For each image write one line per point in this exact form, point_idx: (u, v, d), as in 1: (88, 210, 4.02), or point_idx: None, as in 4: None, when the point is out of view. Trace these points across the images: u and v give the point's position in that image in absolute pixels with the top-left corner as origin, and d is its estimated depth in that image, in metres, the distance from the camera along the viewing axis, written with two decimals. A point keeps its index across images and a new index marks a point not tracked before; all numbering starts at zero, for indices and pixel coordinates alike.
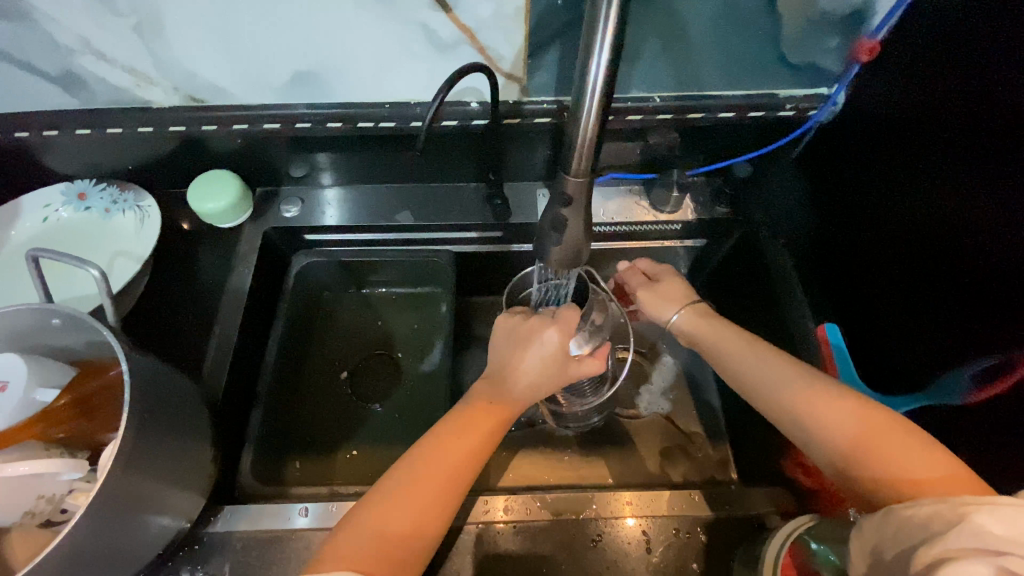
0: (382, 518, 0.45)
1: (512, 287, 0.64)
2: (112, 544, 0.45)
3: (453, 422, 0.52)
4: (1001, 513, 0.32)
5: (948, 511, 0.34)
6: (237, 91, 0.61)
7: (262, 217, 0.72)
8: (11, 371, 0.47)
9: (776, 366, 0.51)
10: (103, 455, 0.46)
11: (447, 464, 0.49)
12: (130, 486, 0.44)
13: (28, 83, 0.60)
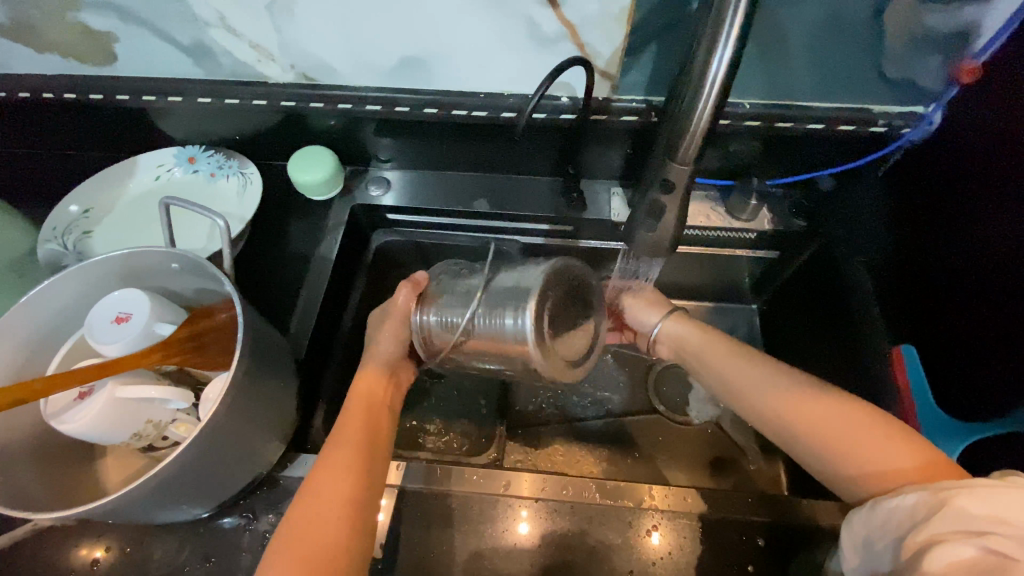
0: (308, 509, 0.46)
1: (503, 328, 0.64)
2: (208, 469, 0.49)
3: (342, 424, 0.52)
4: (982, 495, 0.36)
5: (932, 497, 0.38)
6: (347, 72, 0.66)
7: (351, 194, 0.77)
8: (135, 305, 0.51)
9: (755, 373, 0.53)
10: (211, 391, 0.51)
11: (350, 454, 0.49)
12: (231, 420, 0.48)
13: (163, 51, 0.66)
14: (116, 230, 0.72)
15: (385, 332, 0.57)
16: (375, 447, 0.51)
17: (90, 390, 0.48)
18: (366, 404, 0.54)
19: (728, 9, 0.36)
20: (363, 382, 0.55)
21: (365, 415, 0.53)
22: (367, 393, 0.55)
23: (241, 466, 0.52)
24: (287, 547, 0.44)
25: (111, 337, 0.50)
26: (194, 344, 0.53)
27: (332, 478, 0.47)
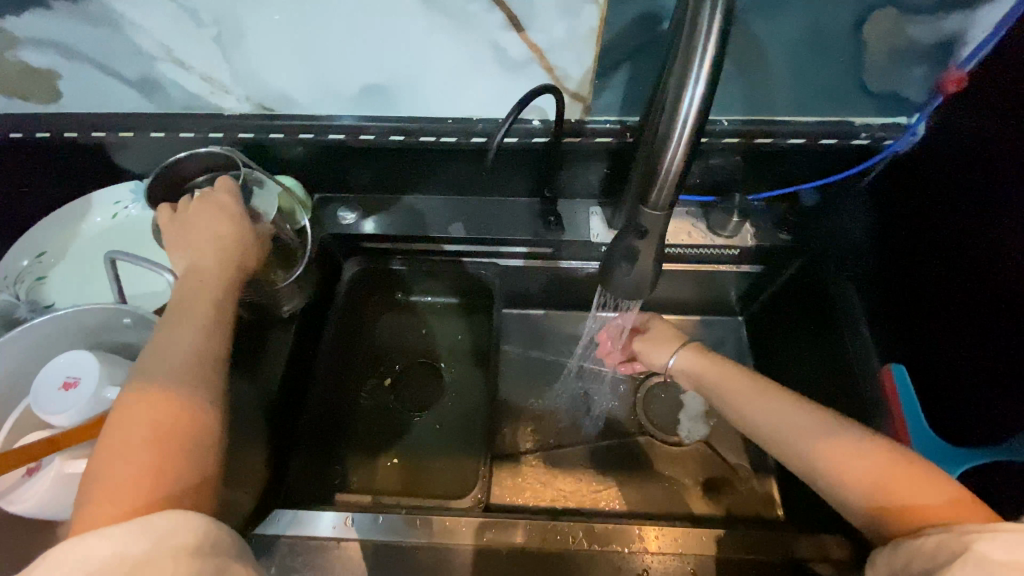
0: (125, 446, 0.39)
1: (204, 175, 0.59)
2: None
3: (171, 320, 0.47)
4: (1003, 539, 0.34)
5: (954, 541, 0.36)
6: (307, 102, 0.62)
7: (320, 223, 0.74)
8: (82, 369, 0.48)
9: (769, 406, 0.52)
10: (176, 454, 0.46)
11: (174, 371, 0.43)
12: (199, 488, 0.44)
13: (110, 86, 0.62)
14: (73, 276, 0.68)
15: (206, 230, 0.53)
16: (210, 338, 0.47)
17: (39, 466, 0.46)
18: (202, 297, 0.49)
19: (695, 52, 0.35)
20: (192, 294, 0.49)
21: (198, 308, 0.48)
22: (198, 284, 0.50)
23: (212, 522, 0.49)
24: (116, 443, 0.39)
25: (65, 406, 0.46)
26: None
27: (157, 375, 0.43)
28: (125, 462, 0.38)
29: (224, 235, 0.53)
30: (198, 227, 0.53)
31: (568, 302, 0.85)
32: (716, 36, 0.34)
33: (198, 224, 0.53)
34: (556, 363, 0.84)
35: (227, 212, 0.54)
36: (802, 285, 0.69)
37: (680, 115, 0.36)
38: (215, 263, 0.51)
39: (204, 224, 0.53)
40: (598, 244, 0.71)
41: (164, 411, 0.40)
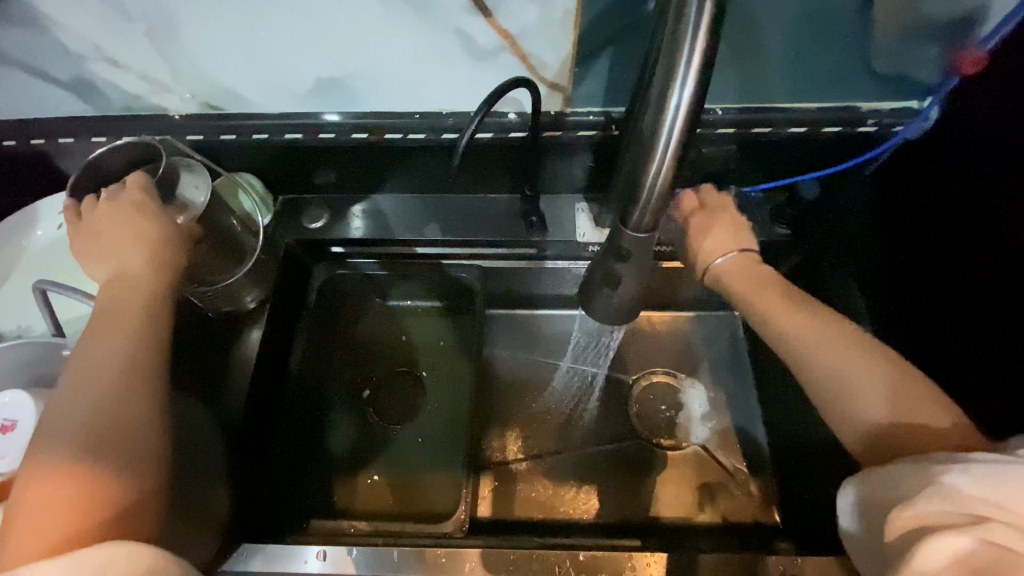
0: (47, 468, 0.36)
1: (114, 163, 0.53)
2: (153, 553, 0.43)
3: (93, 331, 0.42)
4: (978, 470, 0.31)
5: (919, 472, 0.34)
6: (259, 100, 0.57)
7: (286, 228, 0.68)
8: (12, 413, 0.44)
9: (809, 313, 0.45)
10: None
11: (100, 379, 0.40)
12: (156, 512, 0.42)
13: (42, 90, 0.56)
14: (19, 295, 0.63)
15: (124, 232, 0.47)
16: (136, 345, 0.42)
17: None
18: (127, 298, 0.44)
19: (681, 52, 0.30)
20: (117, 289, 0.45)
21: (122, 311, 0.43)
22: (118, 287, 0.45)
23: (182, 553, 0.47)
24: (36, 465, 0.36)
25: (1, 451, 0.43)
26: None
27: (81, 386, 0.39)
28: (50, 487, 0.35)
29: (144, 235, 0.47)
30: (112, 231, 0.47)
31: (556, 300, 0.81)
32: (705, 34, 0.30)
33: (108, 230, 0.47)
34: (545, 366, 0.80)
35: (142, 212, 0.48)
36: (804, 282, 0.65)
37: (664, 127, 0.32)
38: (143, 267, 0.46)
39: (111, 226, 0.47)
40: (585, 244, 0.66)
41: (95, 424, 0.38)
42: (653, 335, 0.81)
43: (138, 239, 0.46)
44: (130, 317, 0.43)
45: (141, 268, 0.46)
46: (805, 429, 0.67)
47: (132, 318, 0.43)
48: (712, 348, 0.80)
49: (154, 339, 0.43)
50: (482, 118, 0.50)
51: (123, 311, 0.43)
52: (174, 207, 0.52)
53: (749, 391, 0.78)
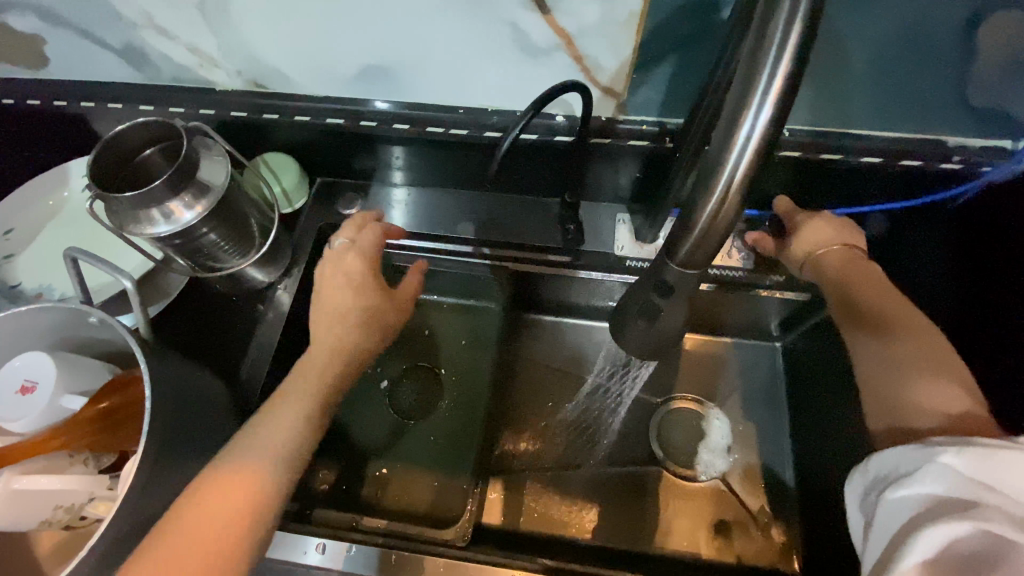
0: (214, 497, 0.40)
1: (118, 138, 0.49)
2: None
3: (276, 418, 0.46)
4: (970, 453, 0.33)
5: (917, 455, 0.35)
6: (304, 82, 0.55)
7: (321, 210, 0.68)
8: (40, 373, 0.43)
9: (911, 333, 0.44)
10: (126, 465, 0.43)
11: (283, 432, 0.45)
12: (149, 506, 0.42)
13: (96, 55, 0.57)
14: (58, 253, 0.64)
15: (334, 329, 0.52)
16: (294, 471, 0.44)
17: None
18: (324, 364, 0.51)
19: (760, 76, 0.27)
20: (324, 349, 0.52)
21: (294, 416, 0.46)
22: (321, 362, 0.51)
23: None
24: (213, 497, 0.40)
25: (15, 413, 0.42)
26: (108, 424, 0.45)
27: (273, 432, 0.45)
28: (203, 519, 0.39)
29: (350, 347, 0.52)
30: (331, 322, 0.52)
31: (587, 310, 0.78)
32: (790, 59, 0.27)
33: (334, 294, 0.54)
34: (569, 378, 0.77)
35: (357, 288, 0.54)
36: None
37: (730, 158, 0.28)
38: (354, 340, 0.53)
39: (337, 292, 0.54)
40: (622, 257, 0.63)
41: (251, 478, 0.41)
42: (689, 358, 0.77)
43: (350, 317, 0.53)
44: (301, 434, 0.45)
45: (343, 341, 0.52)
46: (837, 477, 0.63)
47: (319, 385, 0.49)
48: (746, 378, 0.77)
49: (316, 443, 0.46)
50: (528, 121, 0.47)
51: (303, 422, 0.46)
52: (193, 188, 0.51)
53: (782, 428, 0.74)
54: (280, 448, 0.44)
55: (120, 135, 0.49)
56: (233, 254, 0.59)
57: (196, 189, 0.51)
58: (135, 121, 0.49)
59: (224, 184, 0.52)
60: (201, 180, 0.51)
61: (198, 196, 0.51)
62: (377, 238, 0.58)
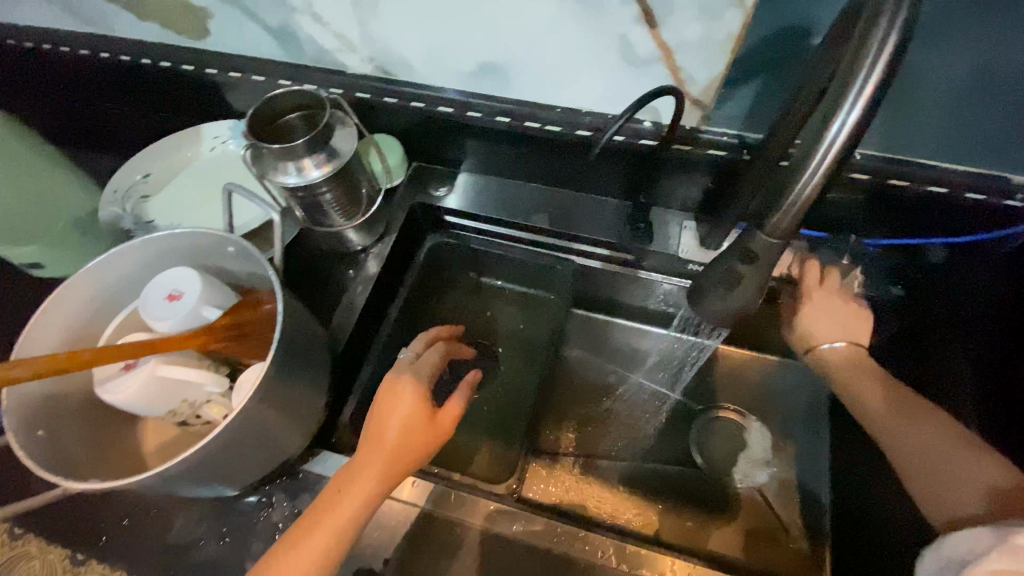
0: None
1: (273, 100, 0.58)
2: (258, 445, 0.51)
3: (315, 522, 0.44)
4: None
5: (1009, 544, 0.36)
6: (424, 72, 0.63)
7: (415, 189, 0.76)
8: (186, 284, 0.51)
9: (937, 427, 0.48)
10: (250, 373, 0.51)
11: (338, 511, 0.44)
12: (262, 409, 0.49)
13: (251, 33, 0.66)
14: (185, 199, 0.74)
15: (376, 460, 0.46)
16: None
17: (135, 364, 0.48)
18: (371, 453, 0.47)
19: (855, 79, 0.32)
20: (376, 431, 0.47)
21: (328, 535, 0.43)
22: (369, 453, 0.47)
23: (268, 455, 0.54)
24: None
25: (163, 314, 0.50)
26: (237, 334, 0.51)
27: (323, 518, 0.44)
28: None
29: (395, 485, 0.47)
30: (383, 444, 0.47)
31: (638, 314, 0.82)
32: (881, 68, 0.31)
33: (384, 410, 0.48)
34: (614, 375, 0.81)
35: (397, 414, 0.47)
36: (922, 385, 0.61)
37: (819, 151, 0.33)
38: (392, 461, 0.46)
39: (387, 408, 0.48)
40: (685, 259, 0.68)
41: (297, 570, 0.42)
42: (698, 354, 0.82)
43: (396, 440, 0.47)
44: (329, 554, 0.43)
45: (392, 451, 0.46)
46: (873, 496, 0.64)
47: (366, 479, 0.46)
48: (790, 397, 0.79)
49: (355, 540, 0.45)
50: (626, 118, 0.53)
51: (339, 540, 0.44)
52: (325, 152, 0.59)
53: (822, 448, 0.76)
54: (327, 541, 0.43)
55: (276, 98, 0.58)
56: (339, 215, 0.68)
57: (326, 153, 0.59)
58: (292, 88, 0.57)
59: (350, 154, 0.60)
60: (332, 146, 0.60)
61: (326, 160, 0.59)
62: (428, 377, 0.53)
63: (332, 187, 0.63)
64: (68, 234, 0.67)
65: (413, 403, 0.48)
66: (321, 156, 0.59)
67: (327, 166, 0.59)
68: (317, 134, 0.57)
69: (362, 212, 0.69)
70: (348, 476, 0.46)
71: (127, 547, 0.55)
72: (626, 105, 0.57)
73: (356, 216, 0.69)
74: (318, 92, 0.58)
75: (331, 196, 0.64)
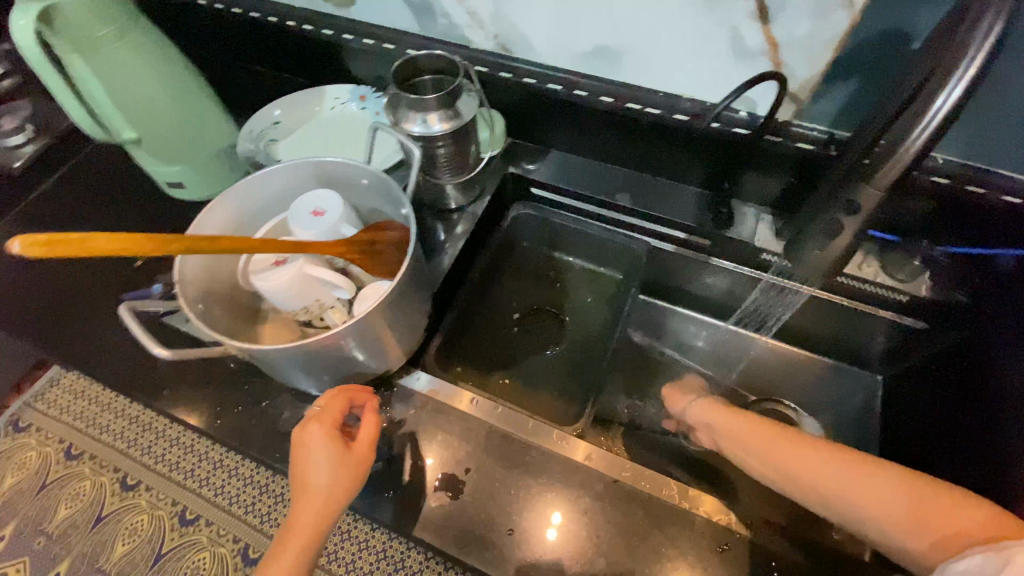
0: None
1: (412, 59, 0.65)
2: (372, 347, 0.60)
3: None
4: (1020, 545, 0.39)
5: (997, 557, 0.39)
6: (542, 50, 0.70)
7: (508, 159, 0.83)
8: (331, 203, 0.59)
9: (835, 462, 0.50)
10: (377, 287, 0.58)
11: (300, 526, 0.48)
12: (384, 315, 0.57)
13: (391, 5, 0.74)
14: (306, 147, 0.83)
15: (312, 513, 0.49)
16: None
17: (285, 261, 0.56)
18: (306, 460, 0.50)
19: (959, 67, 0.39)
20: (306, 444, 0.51)
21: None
22: (302, 464, 0.50)
23: (371, 359, 0.61)
24: None
25: (309, 225, 0.58)
26: (366, 251, 0.58)
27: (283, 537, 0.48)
28: None
29: (330, 525, 0.49)
30: (313, 495, 0.49)
31: (702, 304, 0.85)
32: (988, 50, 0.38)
33: (313, 421, 0.52)
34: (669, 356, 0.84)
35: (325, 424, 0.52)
36: (973, 389, 0.61)
37: (923, 122, 0.41)
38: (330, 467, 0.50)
39: (319, 416, 0.52)
40: (760, 249, 0.72)
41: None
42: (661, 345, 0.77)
43: (323, 447, 0.50)
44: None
45: (324, 452, 0.50)
46: None
47: (310, 490, 0.49)
48: (839, 405, 0.80)
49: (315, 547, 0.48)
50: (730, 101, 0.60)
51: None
52: (449, 112, 0.66)
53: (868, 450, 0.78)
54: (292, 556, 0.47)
55: (415, 58, 0.66)
56: (450, 171, 0.76)
57: (450, 113, 0.66)
58: (434, 52, 0.65)
59: (469, 116, 0.67)
60: (456, 107, 0.67)
61: (449, 118, 0.66)
62: (342, 406, 0.54)
63: (447, 144, 0.70)
64: (209, 164, 0.76)
65: (325, 442, 0.50)
66: (445, 115, 0.66)
67: (448, 124, 0.67)
68: (446, 95, 0.65)
69: (469, 172, 0.78)
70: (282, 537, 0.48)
71: (239, 431, 0.63)
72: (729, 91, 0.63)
73: (465, 174, 0.77)
74: (455, 58, 0.65)
75: (444, 153, 0.72)
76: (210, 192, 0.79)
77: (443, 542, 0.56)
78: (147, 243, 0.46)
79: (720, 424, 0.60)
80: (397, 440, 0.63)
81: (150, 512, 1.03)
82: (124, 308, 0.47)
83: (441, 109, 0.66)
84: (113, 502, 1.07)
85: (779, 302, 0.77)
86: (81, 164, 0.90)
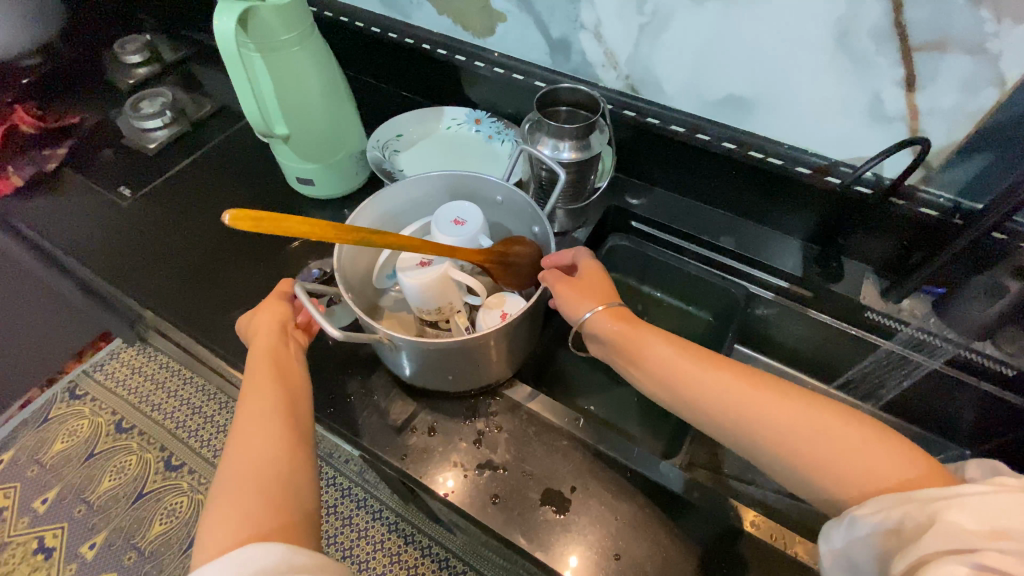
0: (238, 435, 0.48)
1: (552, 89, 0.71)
2: (495, 359, 0.61)
3: (248, 390, 0.52)
4: (968, 506, 0.36)
5: (919, 512, 0.38)
6: (670, 94, 0.74)
7: (613, 193, 0.86)
8: (473, 215, 0.62)
9: (762, 400, 0.48)
10: (510, 306, 0.61)
11: (265, 364, 0.54)
12: (517, 330, 0.59)
13: (529, 40, 0.80)
14: (424, 160, 0.88)
15: (263, 334, 0.57)
16: (296, 421, 0.51)
17: (429, 262, 0.59)
18: (260, 322, 0.59)
19: None
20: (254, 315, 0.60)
21: (270, 387, 0.52)
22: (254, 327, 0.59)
23: (492, 370, 0.63)
24: (242, 432, 0.48)
25: (451, 231, 0.61)
26: (502, 262, 0.62)
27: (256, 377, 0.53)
28: (246, 449, 0.47)
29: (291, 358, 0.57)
30: (255, 339, 0.58)
31: (789, 356, 0.85)
32: None
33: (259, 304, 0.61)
34: None
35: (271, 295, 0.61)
36: None
37: None
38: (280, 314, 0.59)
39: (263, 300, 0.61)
40: (864, 305, 0.73)
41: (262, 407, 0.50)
42: (557, 251, 0.61)
43: (273, 307, 0.60)
44: (285, 393, 0.52)
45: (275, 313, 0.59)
46: None
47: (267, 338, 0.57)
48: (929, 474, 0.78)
49: (289, 372, 0.55)
50: (875, 162, 0.62)
51: (281, 380, 0.54)
52: (580, 142, 0.70)
53: None
54: (271, 378, 0.53)
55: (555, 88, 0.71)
56: (566, 199, 0.79)
57: (580, 143, 0.70)
58: (579, 87, 0.70)
59: (599, 149, 0.70)
60: (586, 139, 0.70)
61: (578, 149, 0.70)
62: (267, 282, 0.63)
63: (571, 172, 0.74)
64: (341, 165, 0.81)
65: (268, 304, 0.60)
66: (577, 146, 0.70)
67: (576, 153, 0.70)
68: (581, 128, 0.68)
69: (580, 202, 0.80)
70: (247, 366, 0.55)
71: (350, 418, 0.65)
72: (869, 155, 0.66)
73: (575, 202, 0.80)
74: (594, 94, 0.70)
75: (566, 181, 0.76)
76: (336, 191, 0.84)
77: (542, 554, 0.57)
78: (332, 230, 0.49)
79: (634, 343, 0.55)
80: (498, 449, 0.64)
81: (190, 494, 1.15)
82: (298, 287, 0.55)
83: (573, 139, 0.70)
84: (156, 480, 1.16)
85: (889, 370, 0.75)
86: (206, 151, 0.97)
